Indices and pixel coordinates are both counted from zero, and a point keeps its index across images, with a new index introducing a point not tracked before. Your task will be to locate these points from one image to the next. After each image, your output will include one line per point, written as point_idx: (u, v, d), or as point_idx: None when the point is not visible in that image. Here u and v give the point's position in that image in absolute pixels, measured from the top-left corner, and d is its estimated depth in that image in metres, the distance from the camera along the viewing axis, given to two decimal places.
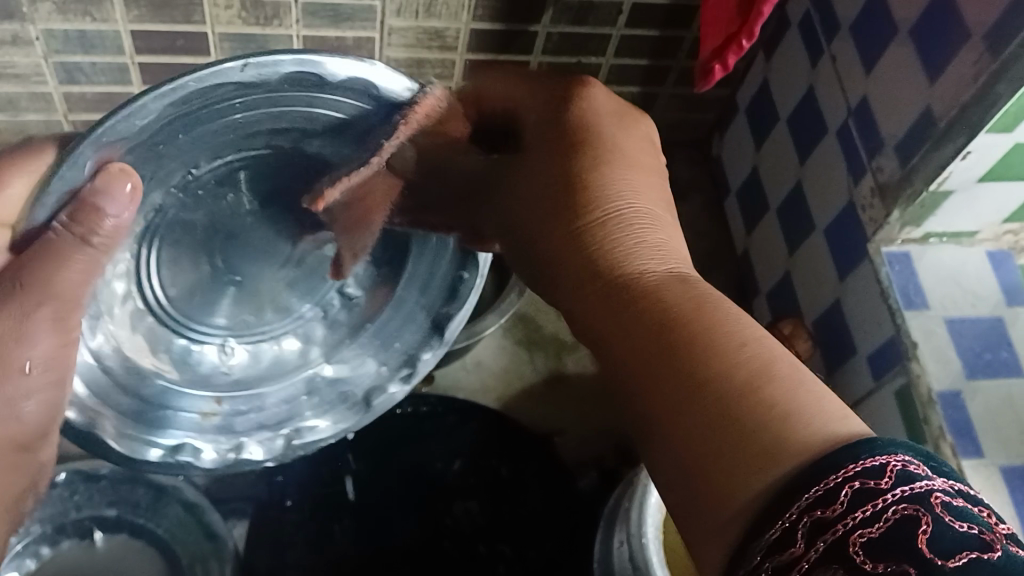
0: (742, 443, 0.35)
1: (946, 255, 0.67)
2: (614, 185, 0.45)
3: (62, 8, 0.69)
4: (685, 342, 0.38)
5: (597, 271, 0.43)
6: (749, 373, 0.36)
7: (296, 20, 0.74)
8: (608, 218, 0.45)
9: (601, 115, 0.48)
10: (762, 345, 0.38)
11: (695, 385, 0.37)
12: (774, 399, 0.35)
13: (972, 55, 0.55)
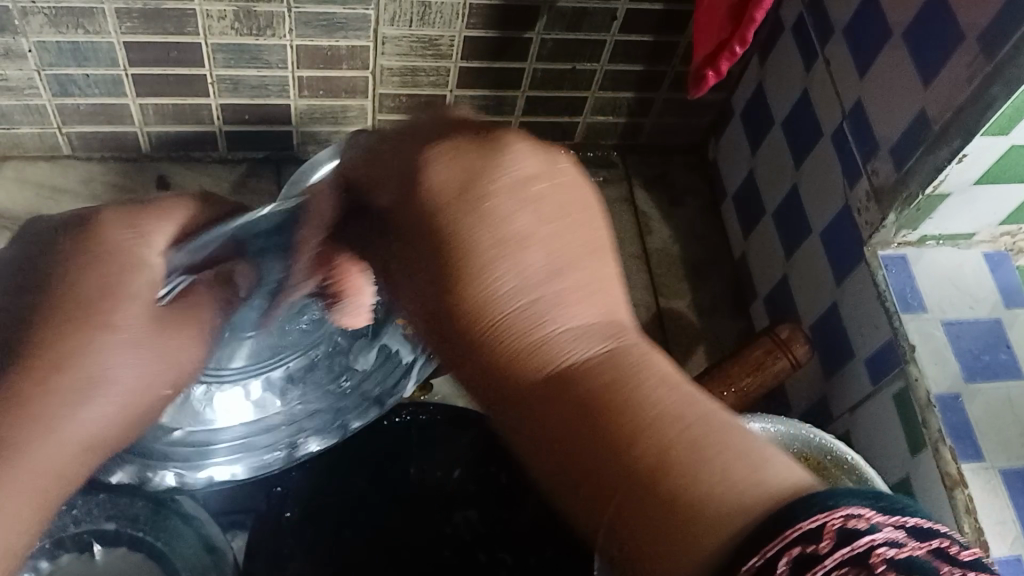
0: (664, 522, 0.30)
1: (944, 257, 0.67)
2: (497, 274, 0.33)
3: (55, 21, 0.69)
4: (601, 431, 0.32)
5: (499, 376, 0.34)
6: (657, 458, 0.30)
7: (289, 30, 0.73)
8: (501, 322, 0.33)
9: (449, 201, 0.34)
10: (679, 417, 0.32)
11: (612, 481, 0.31)
12: (688, 476, 0.30)
13: (966, 58, 0.55)
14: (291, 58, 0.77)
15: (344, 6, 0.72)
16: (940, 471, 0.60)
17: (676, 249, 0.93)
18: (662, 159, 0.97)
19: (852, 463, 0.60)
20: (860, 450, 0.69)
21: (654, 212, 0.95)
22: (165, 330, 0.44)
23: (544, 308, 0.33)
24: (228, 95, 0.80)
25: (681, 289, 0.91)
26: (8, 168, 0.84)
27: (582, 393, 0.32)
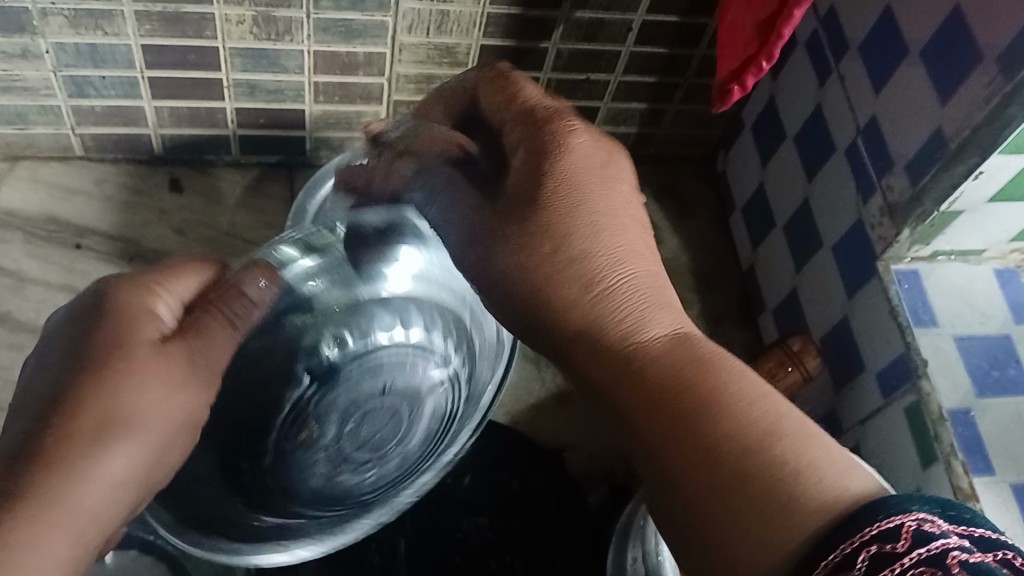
0: (757, 501, 0.37)
1: (954, 272, 0.68)
2: (609, 254, 0.43)
3: (74, 22, 0.69)
4: (713, 419, 0.40)
5: (606, 329, 0.43)
6: (765, 429, 0.39)
7: (308, 35, 0.74)
8: (606, 286, 0.43)
9: (580, 174, 0.44)
10: (763, 406, 0.40)
11: (704, 449, 0.39)
12: (786, 457, 0.38)
13: (985, 78, 0.56)
14: (308, 63, 0.77)
15: (362, 13, 0.72)
16: (952, 484, 0.61)
17: (684, 260, 0.93)
18: (670, 169, 0.98)
19: None
20: (871, 462, 0.70)
21: (662, 223, 0.95)
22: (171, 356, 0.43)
23: (624, 317, 0.43)
24: (244, 99, 0.80)
25: (687, 302, 0.91)
26: (20, 168, 0.83)
27: (688, 368, 0.42)
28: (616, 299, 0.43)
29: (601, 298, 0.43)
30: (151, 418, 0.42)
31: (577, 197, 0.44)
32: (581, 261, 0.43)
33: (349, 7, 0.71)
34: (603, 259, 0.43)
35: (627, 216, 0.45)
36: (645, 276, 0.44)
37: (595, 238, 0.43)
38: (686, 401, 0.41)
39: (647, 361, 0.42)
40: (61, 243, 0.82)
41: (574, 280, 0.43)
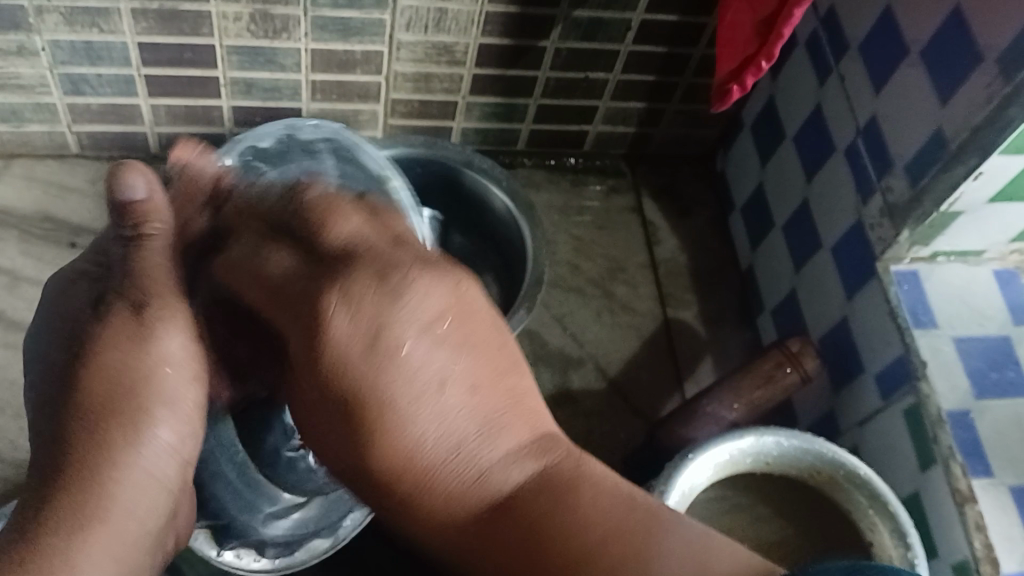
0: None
1: (953, 274, 0.67)
2: (298, 352, 0.35)
3: (69, 20, 0.69)
4: (545, 548, 0.33)
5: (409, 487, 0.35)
6: (603, 536, 0.33)
7: (305, 33, 0.73)
8: (366, 395, 0.34)
9: (380, 273, 0.35)
10: (593, 493, 0.36)
11: (545, 552, 0.33)
12: (626, 558, 0.33)
13: (985, 79, 0.55)
14: (305, 61, 0.76)
15: (360, 11, 0.72)
16: (950, 486, 0.61)
17: (683, 260, 0.93)
18: (669, 169, 0.98)
19: (863, 476, 0.60)
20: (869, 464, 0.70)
21: (661, 223, 0.95)
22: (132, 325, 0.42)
23: (448, 475, 0.35)
24: (241, 97, 0.79)
25: (685, 303, 0.91)
26: (16, 166, 0.83)
27: (529, 505, 0.35)
28: (444, 451, 0.34)
29: (421, 468, 0.34)
30: (190, 360, 0.44)
31: (337, 334, 0.33)
32: (386, 422, 0.33)
33: (346, 5, 0.71)
34: (411, 410, 0.33)
35: (463, 332, 0.34)
36: (482, 399, 0.35)
37: (389, 361, 0.33)
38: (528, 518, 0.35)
39: (484, 517, 0.35)
40: (56, 241, 0.81)
41: (379, 443, 0.34)
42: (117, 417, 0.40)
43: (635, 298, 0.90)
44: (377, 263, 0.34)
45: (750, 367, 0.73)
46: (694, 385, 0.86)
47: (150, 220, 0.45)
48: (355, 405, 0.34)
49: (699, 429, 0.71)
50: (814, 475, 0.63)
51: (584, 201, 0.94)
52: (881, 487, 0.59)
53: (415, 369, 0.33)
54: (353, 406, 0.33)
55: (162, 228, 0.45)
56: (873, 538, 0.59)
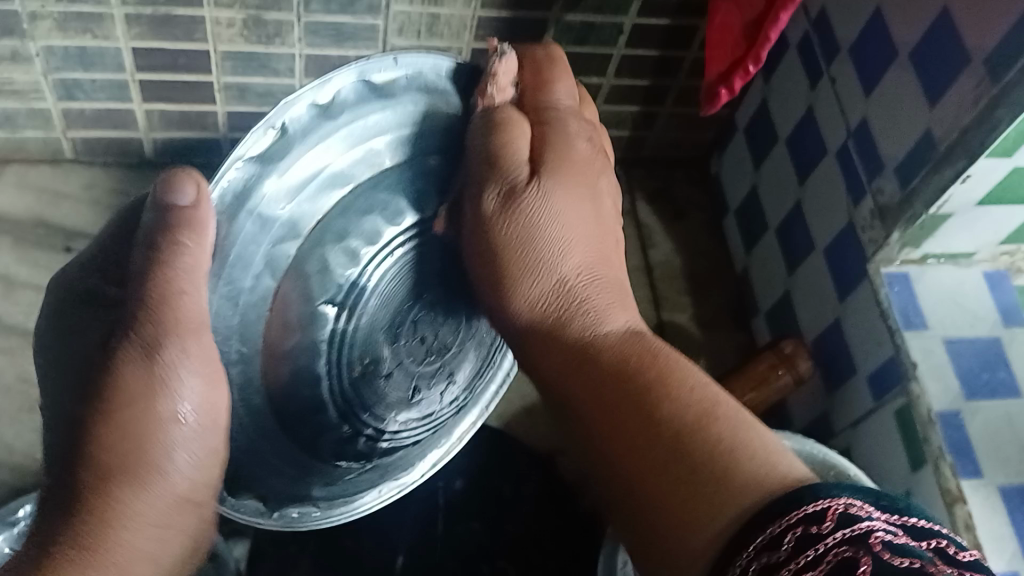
0: (700, 470, 0.37)
1: (944, 275, 0.68)
2: (549, 256, 0.47)
3: (63, 26, 0.69)
4: (644, 407, 0.40)
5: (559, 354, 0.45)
6: (700, 413, 0.39)
7: (298, 38, 0.74)
8: (563, 297, 0.46)
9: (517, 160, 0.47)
10: (710, 390, 0.41)
11: (653, 434, 0.39)
12: (716, 439, 0.38)
13: (972, 80, 0.56)
14: (298, 66, 0.77)
15: (353, 16, 0.72)
16: (940, 487, 0.61)
17: (676, 262, 0.93)
18: (663, 172, 0.98)
19: (852, 476, 0.60)
20: (862, 465, 0.70)
21: (655, 226, 0.95)
22: (137, 364, 0.43)
23: (591, 306, 0.46)
24: (235, 102, 0.79)
25: (680, 305, 0.91)
26: (10, 171, 0.83)
27: (620, 353, 0.44)
28: (563, 284, 0.47)
29: (568, 288, 0.47)
30: (213, 414, 0.45)
31: (551, 107, 0.49)
32: (528, 272, 0.47)
33: (339, 10, 0.71)
34: (562, 275, 0.47)
35: (595, 221, 0.49)
36: (602, 262, 0.48)
37: (585, 191, 0.48)
38: (634, 378, 0.42)
39: (606, 344, 0.44)
40: (51, 246, 0.82)
41: (534, 270, 0.47)
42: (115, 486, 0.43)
43: (629, 301, 0.90)
44: (586, 129, 0.49)
45: (744, 370, 0.74)
46: None
47: (180, 234, 0.40)
48: (528, 183, 0.46)
49: None
50: None
51: None
52: (872, 486, 0.59)
53: (581, 219, 0.48)
54: (544, 312, 0.47)
55: (196, 245, 0.40)
56: None
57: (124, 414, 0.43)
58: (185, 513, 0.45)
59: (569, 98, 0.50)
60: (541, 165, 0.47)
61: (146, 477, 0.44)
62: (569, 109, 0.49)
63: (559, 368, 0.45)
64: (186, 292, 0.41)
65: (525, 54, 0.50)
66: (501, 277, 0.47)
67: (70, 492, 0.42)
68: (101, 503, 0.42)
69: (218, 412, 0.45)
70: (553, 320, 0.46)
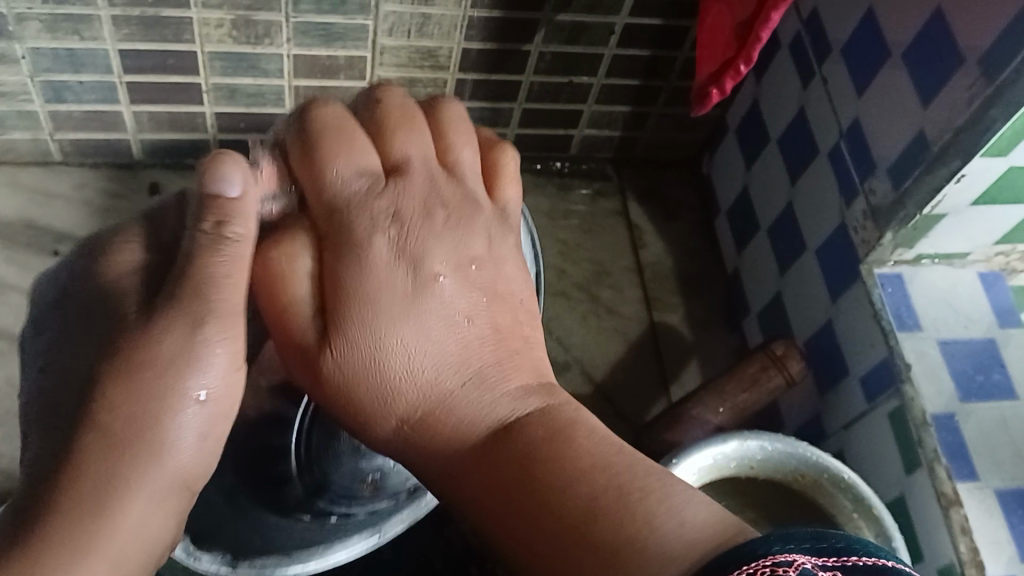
0: (606, 574, 0.32)
1: (938, 276, 0.67)
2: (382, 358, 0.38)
3: (50, 27, 0.68)
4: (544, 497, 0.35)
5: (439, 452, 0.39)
6: (600, 504, 0.34)
7: (287, 39, 0.73)
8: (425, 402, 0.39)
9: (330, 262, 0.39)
10: (596, 460, 0.35)
11: (549, 513, 0.34)
12: (611, 533, 0.33)
13: (966, 80, 0.55)
14: (288, 67, 0.76)
15: (343, 16, 0.72)
16: (935, 490, 0.60)
17: (669, 263, 0.93)
18: (655, 173, 0.98)
19: (847, 481, 0.60)
20: (855, 467, 0.70)
21: (647, 227, 0.95)
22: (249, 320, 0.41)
23: (460, 402, 0.39)
24: (224, 103, 0.79)
25: (672, 307, 0.91)
26: None
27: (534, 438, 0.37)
28: (427, 383, 0.39)
29: (426, 407, 0.39)
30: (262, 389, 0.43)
31: (344, 198, 0.40)
32: (381, 377, 0.39)
33: (329, 10, 0.71)
34: (408, 369, 0.39)
35: (455, 303, 0.40)
36: (474, 346, 0.39)
37: (422, 290, 0.39)
38: (530, 477, 0.36)
39: (474, 450, 0.38)
40: (39, 249, 0.81)
41: (375, 386, 0.39)
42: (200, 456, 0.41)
43: (622, 302, 0.90)
44: (391, 197, 0.40)
45: (736, 370, 0.73)
46: (680, 388, 0.86)
47: (230, 222, 0.38)
48: (339, 294, 0.38)
49: (684, 432, 0.71)
50: (798, 479, 0.62)
51: (571, 205, 0.94)
52: (865, 490, 0.59)
53: (444, 299, 0.39)
54: (412, 428, 0.39)
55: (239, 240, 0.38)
56: None
57: (141, 376, 0.36)
58: (179, 501, 0.38)
59: (362, 175, 0.40)
60: (331, 270, 0.39)
61: (141, 458, 0.36)
62: (367, 190, 0.40)
63: (445, 474, 0.39)
64: (233, 278, 0.38)
65: (286, 145, 0.42)
66: (341, 399, 0.40)
67: (64, 456, 0.35)
68: (102, 471, 0.35)
69: (233, 391, 0.39)
70: (417, 431, 0.39)
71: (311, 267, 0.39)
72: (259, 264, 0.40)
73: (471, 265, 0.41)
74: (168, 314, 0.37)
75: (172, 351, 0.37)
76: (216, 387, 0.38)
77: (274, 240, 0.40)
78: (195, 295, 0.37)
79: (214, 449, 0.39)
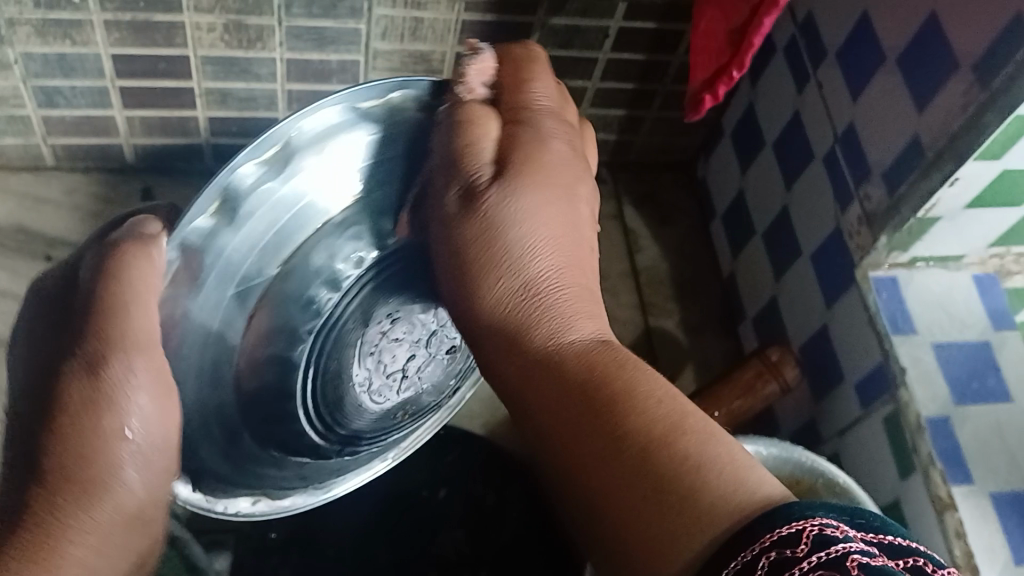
0: (671, 499, 0.35)
1: (933, 280, 0.67)
2: (514, 247, 0.44)
3: (41, 31, 0.68)
4: (603, 416, 0.38)
5: (526, 354, 0.42)
6: (665, 428, 0.37)
7: (280, 43, 0.73)
8: (537, 303, 0.43)
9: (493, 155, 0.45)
10: (678, 405, 0.38)
11: (619, 442, 0.37)
12: (688, 453, 0.36)
13: (960, 85, 0.55)
14: (281, 71, 0.76)
15: (335, 20, 0.71)
16: (930, 494, 0.60)
17: (664, 268, 0.93)
18: (650, 176, 0.97)
19: (842, 484, 0.60)
20: (850, 472, 0.69)
21: (642, 230, 0.95)
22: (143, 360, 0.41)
23: (555, 308, 0.43)
24: (217, 107, 0.79)
25: (667, 311, 0.90)
26: None
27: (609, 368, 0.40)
28: (534, 283, 0.44)
29: (537, 290, 0.44)
30: (161, 429, 0.43)
31: (534, 105, 0.47)
32: (494, 266, 0.44)
33: (322, 14, 0.70)
34: (528, 265, 0.44)
35: (580, 240, 0.46)
36: (570, 268, 0.45)
37: (520, 222, 0.44)
38: (598, 396, 0.39)
39: (562, 363, 0.41)
40: (31, 254, 0.81)
41: (501, 266, 0.44)
42: (88, 489, 0.42)
43: (617, 306, 0.90)
44: (563, 125, 0.47)
45: (731, 376, 0.73)
46: (675, 392, 0.86)
47: (129, 266, 0.39)
48: (514, 183, 0.44)
49: None
50: (793, 484, 0.62)
51: None
52: (861, 493, 0.59)
53: (551, 224, 0.45)
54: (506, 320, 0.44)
55: (148, 268, 0.39)
56: None
57: (83, 411, 0.42)
58: (138, 529, 0.45)
59: (494, 153, 0.45)
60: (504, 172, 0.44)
61: (94, 484, 0.43)
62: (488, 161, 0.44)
63: (517, 379, 0.43)
64: (131, 308, 0.40)
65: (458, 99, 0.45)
66: (460, 265, 0.45)
67: (30, 481, 0.42)
68: (28, 537, 0.41)
69: (168, 431, 0.44)
70: (512, 317, 0.43)
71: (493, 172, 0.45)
72: (464, 176, 0.45)
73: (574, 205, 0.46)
74: (87, 358, 0.41)
75: (99, 400, 0.42)
76: (148, 427, 0.43)
77: (463, 163, 0.45)
78: (115, 334, 0.41)
79: (165, 479, 0.45)
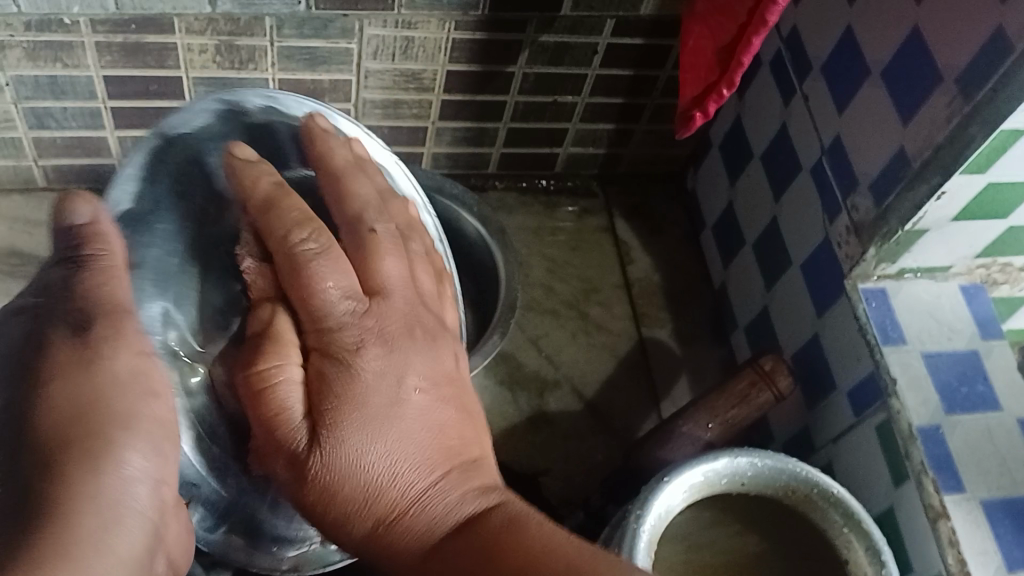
0: None
1: (921, 290, 0.68)
2: (344, 453, 0.43)
3: (33, 54, 0.68)
4: (501, 560, 0.40)
5: (407, 554, 0.44)
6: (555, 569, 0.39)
7: (271, 63, 0.73)
8: (402, 507, 0.44)
9: (278, 348, 0.44)
10: (545, 544, 0.41)
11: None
12: None
13: (945, 98, 0.56)
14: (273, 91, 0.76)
15: (326, 40, 0.72)
16: (923, 502, 0.61)
17: (656, 278, 0.94)
18: (640, 188, 0.98)
19: (837, 495, 0.61)
20: (844, 480, 0.70)
21: (634, 241, 0.96)
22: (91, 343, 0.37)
23: (430, 503, 0.43)
24: None
25: (660, 321, 0.91)
26: None
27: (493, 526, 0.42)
28: (399, 479, 0.43)
29: (402, 510, 0.43)
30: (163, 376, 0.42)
31: (334, 318, 0.44)
32: (351, 479, 0.43)
33: (312, 35, 0.71)
34: (362, 451, 0.43)
35: (429, 399, 0.45)
36: (451, 451, 0.45)
37: (396, 404, 0.44)
38: (493, 550, 0.41)
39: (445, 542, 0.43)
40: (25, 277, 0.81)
41: (360, 504, 0.44)
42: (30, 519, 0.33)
43: (610, 318, 0.90)
44: (376, 318, 0.46)
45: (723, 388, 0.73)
46: (670, 404, 0.86)
47: (90, 244, 0.38)
48: (330, 402, 0.43)
49: (674, 449, 0.72)
50: (789, 494, 0.63)
51: (557, 222, 0.95)
52: (854, 504, 0.60)
53: (418, 409, 0.45)
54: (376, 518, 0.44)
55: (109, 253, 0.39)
56: (849, 555, 0.60)
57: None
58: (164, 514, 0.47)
59: (352, 300, 0.45)
60: (318, 401, 0.43)
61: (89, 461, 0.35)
62: (350, 317, 0.45)
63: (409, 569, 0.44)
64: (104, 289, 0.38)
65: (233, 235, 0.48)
66: (325, 501, 0.44)
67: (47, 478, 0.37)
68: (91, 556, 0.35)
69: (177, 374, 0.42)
70: (382, 528, 0.44)
71: (301, 375, 0.44)
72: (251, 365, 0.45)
73: (442, 385, 0.46)
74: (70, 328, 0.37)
75: None
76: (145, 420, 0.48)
77: (262, 358, 0.45)
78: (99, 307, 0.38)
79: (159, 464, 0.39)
